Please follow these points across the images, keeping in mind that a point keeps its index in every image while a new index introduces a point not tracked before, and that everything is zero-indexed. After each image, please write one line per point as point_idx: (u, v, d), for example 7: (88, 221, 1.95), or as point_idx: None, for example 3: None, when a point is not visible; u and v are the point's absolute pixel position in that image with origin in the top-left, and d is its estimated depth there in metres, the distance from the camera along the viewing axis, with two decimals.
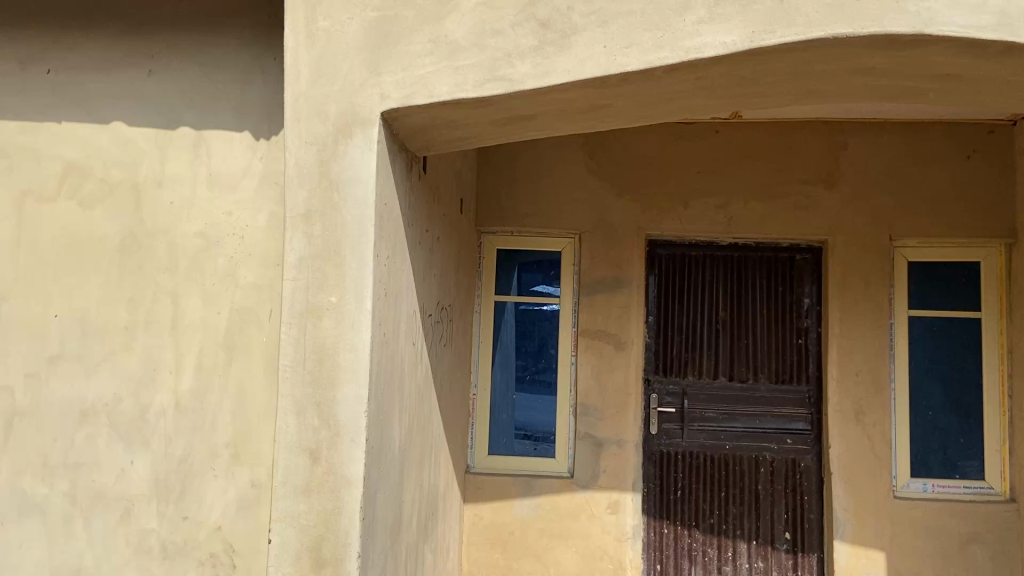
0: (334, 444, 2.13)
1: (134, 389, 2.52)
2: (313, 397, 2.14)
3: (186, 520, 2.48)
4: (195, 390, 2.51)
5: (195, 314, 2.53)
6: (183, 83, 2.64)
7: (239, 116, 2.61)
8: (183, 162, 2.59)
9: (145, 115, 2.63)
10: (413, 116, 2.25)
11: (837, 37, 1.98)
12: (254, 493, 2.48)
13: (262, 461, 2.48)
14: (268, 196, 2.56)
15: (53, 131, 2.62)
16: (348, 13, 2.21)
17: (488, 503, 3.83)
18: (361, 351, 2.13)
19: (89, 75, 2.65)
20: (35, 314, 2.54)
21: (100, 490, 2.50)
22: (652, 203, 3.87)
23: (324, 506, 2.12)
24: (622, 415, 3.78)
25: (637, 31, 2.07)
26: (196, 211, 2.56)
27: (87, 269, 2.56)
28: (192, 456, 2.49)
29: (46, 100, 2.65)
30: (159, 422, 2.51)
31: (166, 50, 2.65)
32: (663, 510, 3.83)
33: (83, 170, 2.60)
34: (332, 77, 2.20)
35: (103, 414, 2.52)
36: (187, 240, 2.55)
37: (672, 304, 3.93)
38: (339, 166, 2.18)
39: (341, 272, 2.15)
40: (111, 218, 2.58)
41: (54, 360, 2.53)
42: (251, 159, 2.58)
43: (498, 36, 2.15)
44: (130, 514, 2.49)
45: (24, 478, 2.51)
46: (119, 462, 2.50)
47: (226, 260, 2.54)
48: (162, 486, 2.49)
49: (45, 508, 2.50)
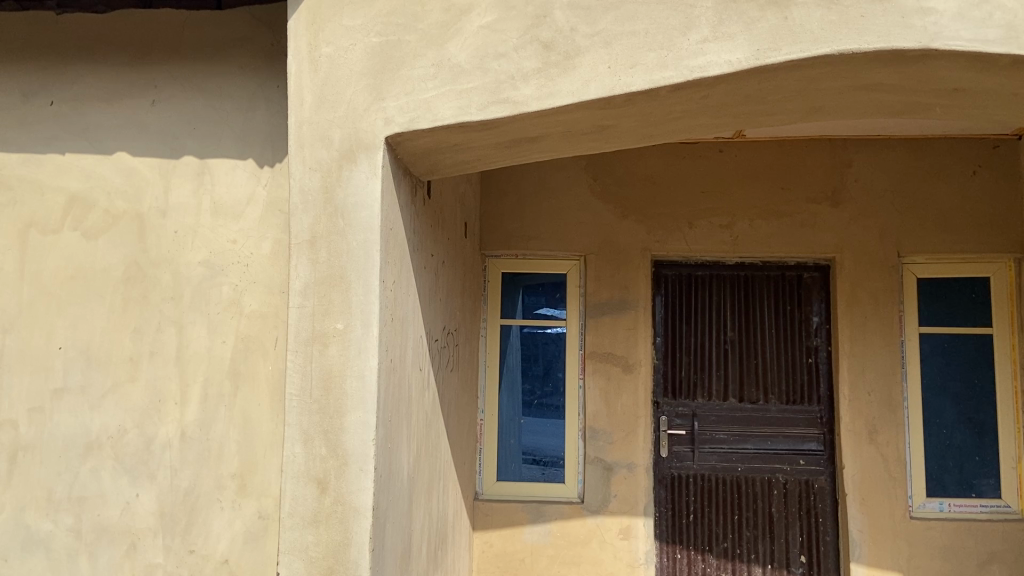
0: (342, 473, 2.09)
1: (139, 420, 2.49)
2: (320, 425, 2.11)
3: (192, 554, 2.45)
4: (201, 421, 2.48)
5: (200, 344, 2.51)
6: (186, 111, 2.64)
7: (243, 144, 2.61)
8: (187, 191, 2.59)
9: (149, 145, 2.63)
10: (417, 141, 2.24)
11: (843, 53, 1.97)
12: (262, 524, 2.44)
13: (268, 491, 2.44)
14: (271, 224, 2.55)
15: (56, 163, 2.62)
16: (351, 39, 2.21)
17: (498, 530, 3.78)
18: (368, 378, 2.10)
19: (92, 106, 2.66)
20: (38, 347, 2.53)
21: (106, 524, 2.46)
22: (657, 223, 3.85)
23: (333, 537, 2.08)
24: (632, 439, 3.74)
25: (641, 51, 2.06)
26: (200, 239, 2.55)
27: (91, 299, 2.54)
28: (199, 488, 2.45)
29: (49, 132, 2.66)
30: (165, 454, 2.47)
31: (169, 81, 2.66)
32: (674, 534, 3.78)
33: (87, 201, 2.59)
34: (336, 102, 2.20)
35: (108, 447, 2.49)
36: (191, 269, 2.54)
37: (679, 325, 3.90)
38: (344, 192, 2.17)
39: (346, 298, 2.13)
40: (114, 249, 2.57)
41: (59, 393, 2.51)
42: (255, 187, 2.57)
43: (501, 59, 2.14)
44: (136, 548, 2.45)
45: (28, 513, 2.48)
46: (125, 495, 2.47)
47: (230, 288, 2.52)
48: (169, 519, 2.45)
49: (49, 543, 2.47)
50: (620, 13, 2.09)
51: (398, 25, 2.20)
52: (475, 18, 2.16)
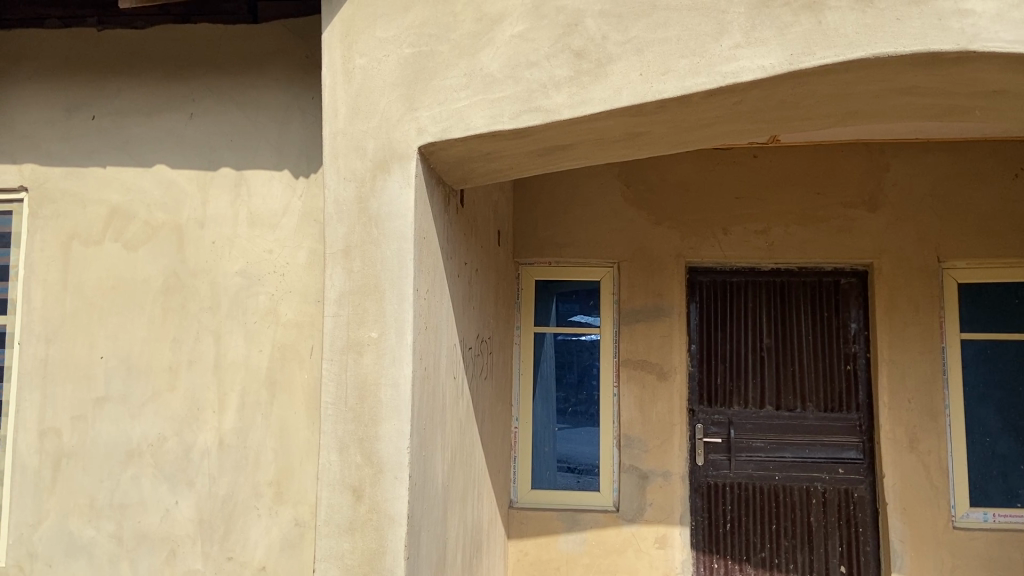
0: (377, 481, 2.10)
1: (178, 428, 2.56)
2: (356, 433, 2.13)
3: (231, 560, 2.51)
4: (238, 429, 2.54)
5: (237, 353, 2.57)
6: (223, 124, 2.70)
7: (279, 156, 2.66)
8: (225, 202, 2.65)
9: (188, 158, 2.69)
10: (449, 150, 2.26)
11: (879, 57, 1.94)
12: (299, 531, 2.48)
13: (304, 499, 2.49)
14: (307, 233, 2.60)
15: (98, 176, 2.70)
16: (384, 50, 2.24)
17: (533, 538, 3.77)
18: (402, 386, 2.12)
19: (133, 121, 2.73)
20: (81, 357, 2.62)
21: (146, 531, 2.54)
22: (691, 230, 3.83)
23: (369, 544, 2.09)
24: (668, 446, 3.71)
25: (673, 57, 2.05)
26: (237, 249, 2.62)
27: (131, 309, 2.63)
28: (237, 495, 2.52)
29: (91, 146, 2.73)
30: (203, 462, 2.54)
31: (206, 95, 2.72)
32: (711, 543, 3.73)
33: (128, 213, 2.67)
34: (369, 113, 2.22)
35: (148, 455, 2.56)
36: (229, 279, 2.60)
37: (714, 332, 3.86)
38: (378, 202, 2.19)
39: (381, 307, 2.15)
40: (153, 260, 2.65)
41: (101, 402, 2.60)
42: (291, 198, 2.63)
43: (533, 68, 2.15)
44: (176, 554, 2.52)
45: (71, 519, 2.56)
46: (165, 503, 2.54)
47: (268, 297, 2.59)
48: (207, 525, 2.52)
49: (91, 549, 2.55)
50: (652, 20, 2.08)
51: (429, 35, 2.22)
52: (506, 27, 2.17)
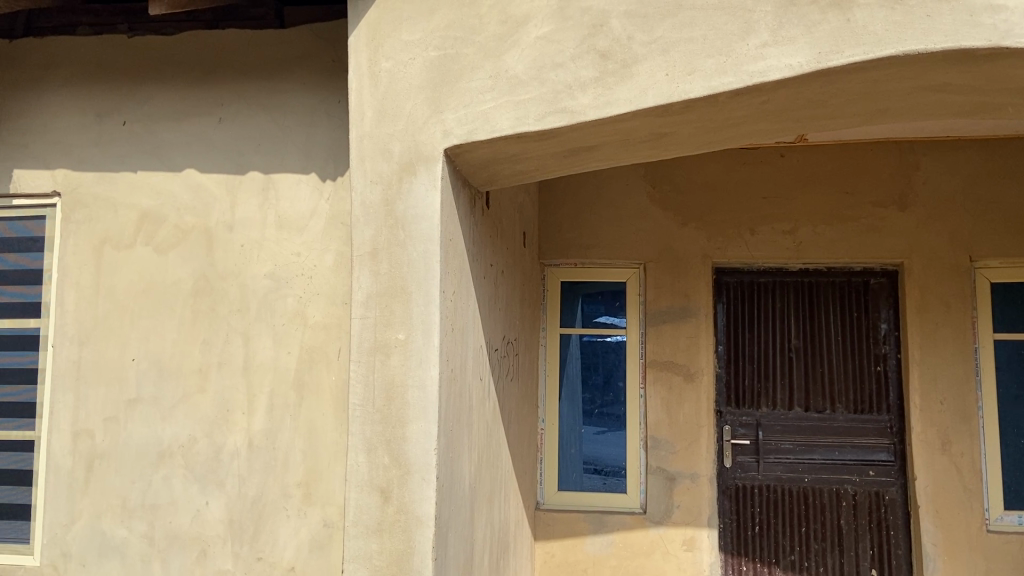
0: (405, 482, 2.11)
1: (208, 430, 2.60)
2: (383, 434, 2.14)
3: (260, 561, 2.54)
4: (267, 431, 2.58)
5: (266, 355, 2.61)
6: (251, 128, 2.73)
7: (306, 159, 2.70)
8: (253, 206, 2.69)
9: (217, 162, 2.73)
10: (475, 152, 2.26)
11: (909, 55, 1.91)
12: (327, 533, 2.51)
13: (332, 500, 2.51)
14: (335, 236, 2.62)
15: (129, 181, 2.75)
16: (410, 53, 2.25)
17: (560, 540, 3.76)
18: (429, 387, 2.12)
19: (163, 125, 2.77)
20: (112, 359, 2.68)
21: (178, 531, 2.58)
22: (718, 230, 3.80)
23: (397, 546, 2.10)
24: (695, 448, 3.68)
25: (699, 57, 2.04)
26: (265, 252, 2.65)
27: (162, 313, 2.67)
28: (266, 496, 2.55)
29: (122, 151, 2.77)
30: (232, 463, 2.58)
31: (234, 99, 2.75)
32: (740, 546, 3.70)
33: (158, 217, 2.72)
34: (395, 116, 2.24)
35: (179, 455, 2.61)
36: (257, 282, 2.64)
37: (742, 333, 3.82)
38: (405, 204, 2.21)
39: (408, 309, 2.16)
40: (183, 263, 2.69)
41: (133, 404, 2.65)
42: (318, 201, 2.66)
43: (558, 69, 2.15)
44: (207, 554, 2.56)
45: (105, 519, 2.62)
46: (195, 503, 2.58)
47: (296, 299, 2.62)
48: (237, 526, 2.55)
49: (124, 549, 2.60)
50: (678, 20, 2.07)
51: (455, 38, 2.22)
52: (531, 28, 2.17)
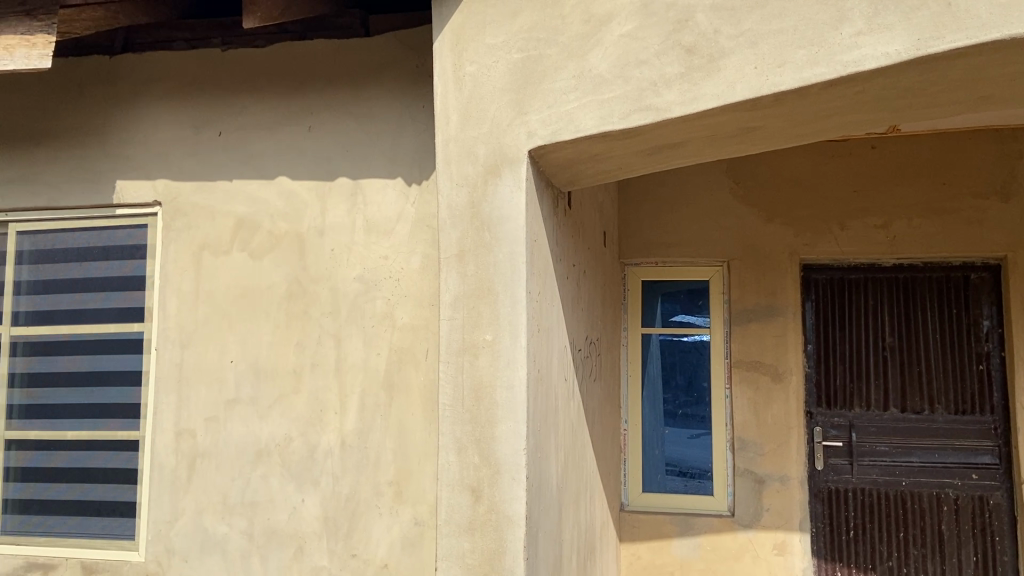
0: (495, 481, 2.13)
1: (303, 429, 2.72)
2: (473, 434, 2.16)
3: (354, 557, 2.64)
4: (358, 431, 2.68)
5: (357, 355, 2.73)
6: (340, 135, 2.84)
7: (392, 163, 2.79)
8: (343, 211, 2.81)
9: (308, 169, 2.85)
10: (559, 152, 2.27)
11: (1017, 38, 1.77)
12: (418, 531, 2.59)
13: (422, 500, 2.60)
14: (420, 238, 2.73)
15: (226, 189, 2.90)
16: (493, 56, 2.28)
17: (646, 542, 3.73)
18: (518, 387, 2.13)
19: (256, 135, 2.90)
20: (211, 361, 2.83)
21: (276, 528, 2.70)
22: (806, 226, 3.70)
23: (489, 545, 2.11)
24: (785, 450, 3.60)
25: (789, 48, 1.97)
26: (355, 256, 2.77)
27: (258, 316, 2.82)
28: (359, 494, 2.65)
29: (219, 161, 2.92)
30: (326, 462, 2.69)
31: (323, 108, 2.86)
32: (833, 550, 3.60)
33: (253, 224, 2.86)
34: (480, 119, 2.28)
35: (276, 454, 2.73)
36: (347, 285, 2.76)
37: (832, 331, 3.71)
38: (490, 206, 2.23)
39: (495, 309, 2.18)
40: (276, 268, 2.83)
41: (232, 403, 2.79)
42: (404, 204, 2.76)
43: (642, 66, 2.13)
44: (303, 551, 2.67)
45: (206, 516, 2.76)
46: (292, 501, 2.70)
47: (383, 302, 2.73)
48: (332, 523, 2.66)
49: (226, 545, 2.73)
50: (766, 11, 2.01)
51: (538, 39, 2.23)
52: (615, 27, 2.16)
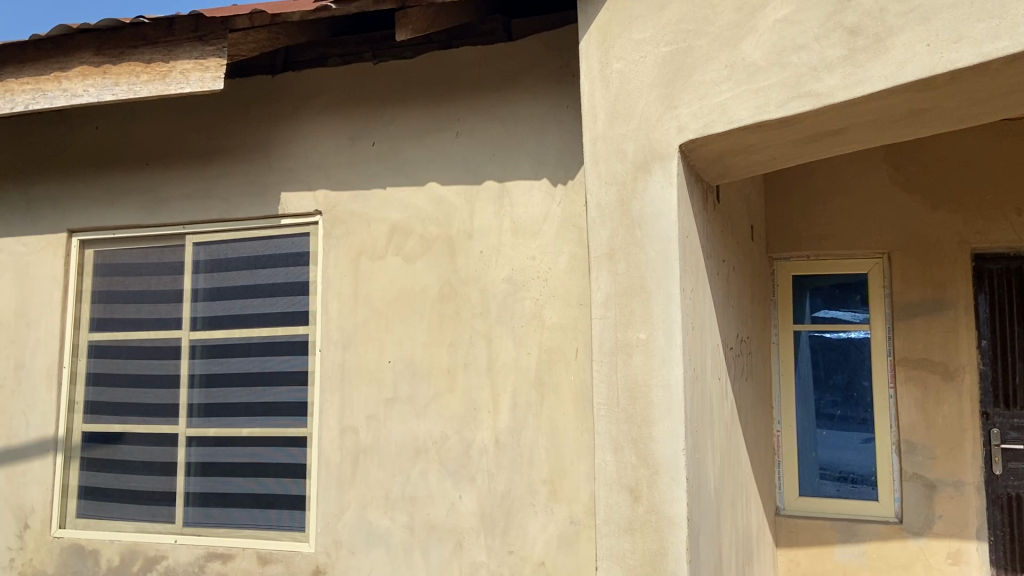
0: (654, 482, 2.10)
1: (458, 427, 2.82)
2: (629, 434, 2.15)
3: (512, 554, 2.70)
4: (511, 429, 2.75)
5: (507, 355, 2.79)
6: (486, 138, 2.91)
7: (538, 164, 2.83)
8: (490, 213, 2.87)
9: (456, 173, 2.93)
10: (711, 145, 2.21)
11: None
12: (574, 530, 2.63)
13: (578, 498, 2.64)
14: (567, 238, 2.76)
15: (380, 197, 3.03)
16: (641, 52, 2.26)
17: (804, 548, 3.58)
18: (675, 387, 2.09)
19: (407, 143, 3.01)
20: (371, 361, 2.97)
21: (436, 523, 2.81)
22: (977, 213, 3.44)
23: (650, 546, 2.09)
24: (958, 454, 3.36)
25: (967, 22, 1.81)
26: (503, 257, 2.83)
27: (413, 318, 2.94)
28: (514, 492, 2.72)
29: (373, 169, 3.05)
30: (482, 459, 2.78)
31: (469, 113, 2.94)
32: (1015, 561, 3.27)
33: (405, 229, 2.98)
34: (628, 116, 2.26)
35: (433, 452, 2.85)
36: (496, 286, 2.83)
37: (1011, 325, 3.39)
38: (642, 203, 2.21)
39: (649, 307, 2.15)
40: (429, 272, 2.94)
41: (391, 402, 2.93)
42: (550, 205, 2.80)
43: (800, 51, 2.03)
44: (462, 546, 2.76)
45: (370, 510, 2.90)
46: (449, 497, 2.81)
47: (532, 302, 2.77)
48: (488, 520, 2.74)
49: (388, 538, 2.86)
50: None
51: (688, 31, 2.19)
52: (769, 12, 2.07)
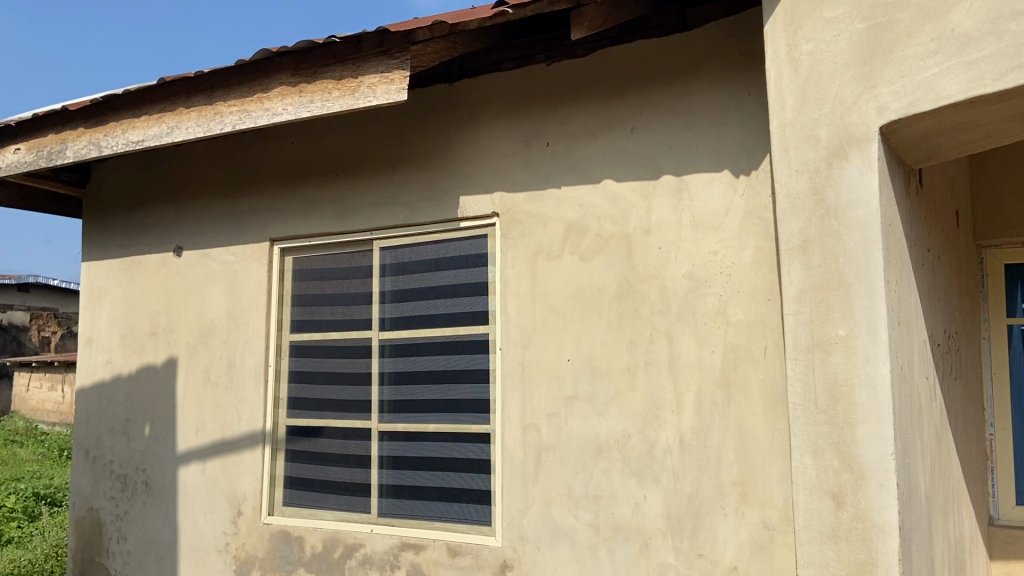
0: (860, 488, 1.97)
1: (641, 426, 2.80)
2: (830, 436, 2.03)
3: (702, 557, 2.64)
4: (697, 429, 2.69)
5: (690, 353, 2.73)
6: (662, 133, 2.87)
7: (717, 156, 2.76)
8: (668, 208, 2.83)
9: (632, 169, 2.92)
10: (914, 126, 2.05)
11: None
12: (768, 535, 2.54)
13: (772, 502, 2.54)
14: (752, 231, 2.67)
15: (555, 196, 3.07)
16: (834, 30, 2.12)
17: None
18: (881, 387, 1.96)
19: (581, 142, 3.03)
20: (550, 359, 3.00)
21: (621, 522, 2.79)
22: None
23: (856, 555, 1.96)
24: None
25: None
26: (683, 253, 2.78)
27: (592, 316, 2.94)
28: (702, 494, 2.66)
29: (548, 169, 3.09)
30: (667, 460, 2.73)
31: (645, 108, 2.91)
32: None
33: (581, 228, 3.00)
34: (821, 99, 2.13)
35: (616, 450, 2.83)
36: (677, 282, 2.78)
37: None
38: (837, 191, 2.08)
39: (849, 302, 2.02)
40: (606, 269, 2.93)
41: (571, 400, 2.95)
42: (733, 197, 2.72)
43: (1021, 16, 1.84)
44: (649, 547, 2.73)
45: (554, 507, 2.92)
46: (634, 496, 2.78)
47: (715, 298, 2.71)
48: (676, 522, 2.69)
49: (573, 535, 2.88)
50: None
51: (886, 4, 2.04)
52: None
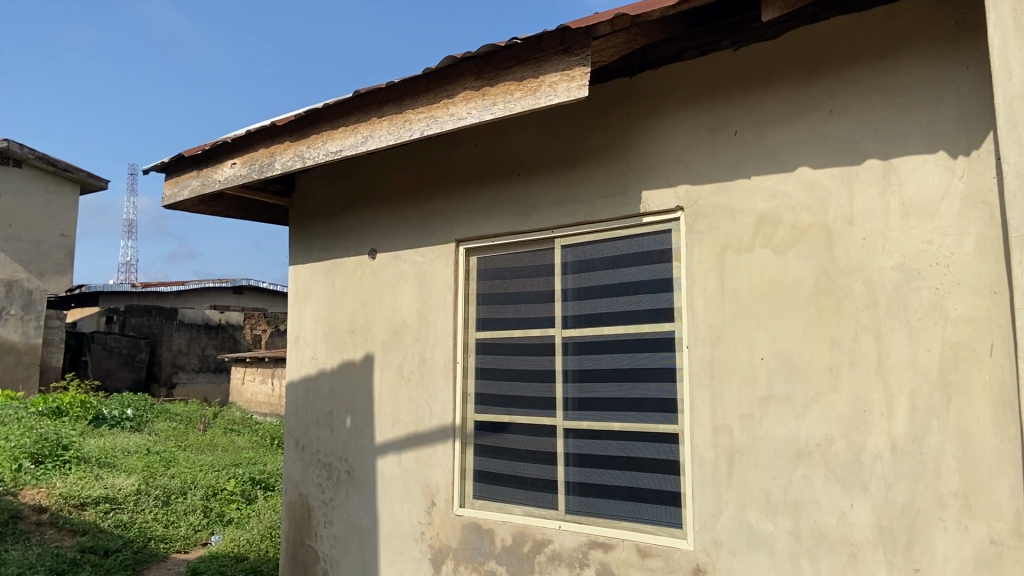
0: None
1: (846, 430, 2.62)
2: None
3: (919, 572, 2.44)
4: (912, 434, 2.48)
5: (902, 351, 2.53)
6: (865, 114, 2.67)
7: (930, 137, 2.53)
8: (873, 195, 2.63)
9: (831, 155, 2.74)
10: None
11: None
12: (997, 551, 2.30)
13: (1000, 515, 2.30)
14: (973, 216, 2.43)
15: (745, 187, 2.94)
16: None
17: None
18: None
19: (773, 128, 2.88)
20: (742, 358, 2.87)
21: (825, 531, 2.63)
22: None
23: None
24: None
25: None
26: (891, 243, 2.58)
27: (788, 312, 2.79)
28: (918, 504, 2.45)
29: (737, 159, 2.97)
30: (876, 466, 2.54)
31: (844, 89, 2.72)
32: None
33: (775, 219, 2.85)
34: None
35: (818, 455, 2.67)
36: (885, 275, 2.58)
37: None
38: None
39: None
40: (803, 263, 2.77)
41: (766, 401, 2.81)
42: (950, 180, 2.48)
43: None
44: (857, 559, 2.55)
45: (750, 512, 2.80)
46: (840, 504, 2.61)
47: (931, 292, 2.49)
48: (888, 533, 2.50)
49: (772, 543, 2.74)
50: None
51: None
52: None
